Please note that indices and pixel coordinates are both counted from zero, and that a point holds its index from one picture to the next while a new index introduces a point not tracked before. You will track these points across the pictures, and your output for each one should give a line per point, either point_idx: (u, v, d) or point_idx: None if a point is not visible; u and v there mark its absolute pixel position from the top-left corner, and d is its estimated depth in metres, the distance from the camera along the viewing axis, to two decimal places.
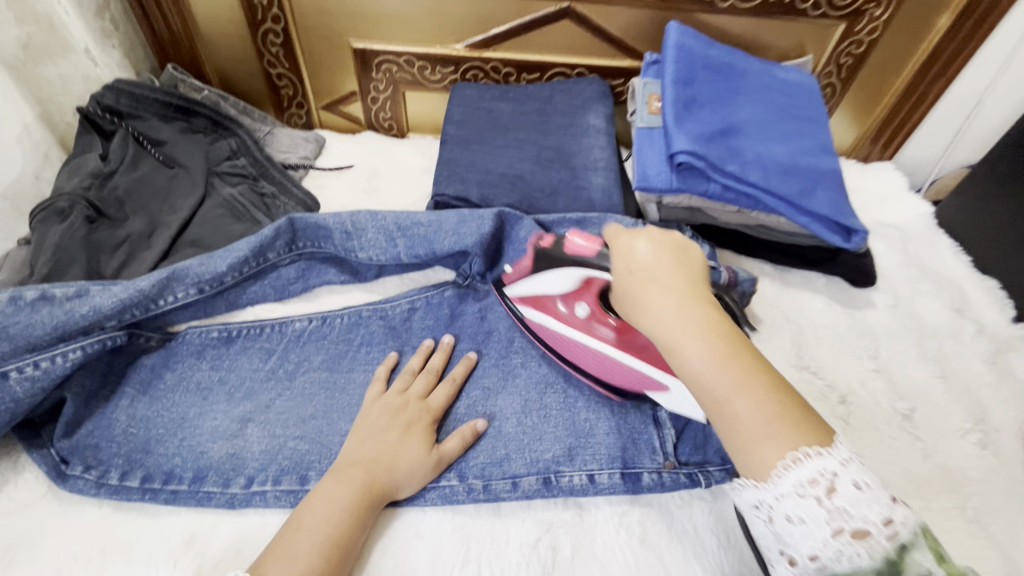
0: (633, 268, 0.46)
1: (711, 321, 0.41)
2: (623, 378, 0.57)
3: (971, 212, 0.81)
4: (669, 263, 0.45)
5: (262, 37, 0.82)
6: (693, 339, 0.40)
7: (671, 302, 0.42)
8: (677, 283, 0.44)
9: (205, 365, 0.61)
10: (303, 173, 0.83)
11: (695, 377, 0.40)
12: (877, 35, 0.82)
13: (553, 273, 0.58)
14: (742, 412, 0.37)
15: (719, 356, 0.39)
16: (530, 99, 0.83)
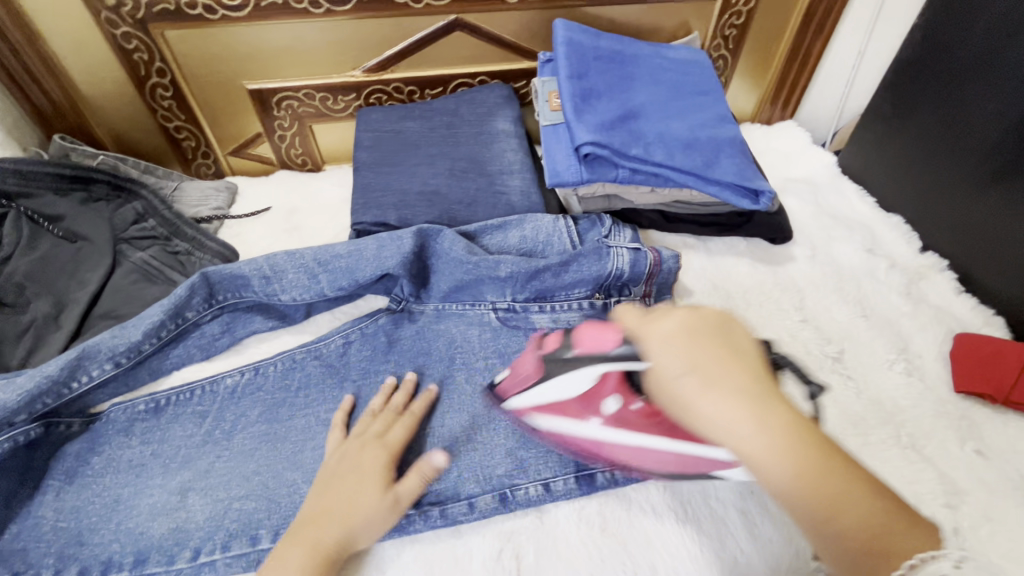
0: (670, 377, 0.40)
1: (798, 428, 0.37)
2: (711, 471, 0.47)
3: (867, 156, 0.86)
4: (710, 363, 0.40)
5: (150, 92, 0.79)
6: (761, 450, 0.37)
7: (747, 418, 0.37)
8: (729, 385, 0.39)
9: (135, 442, 0.58)
10: (218, 225, 0.80)
11: (784, 498, 0.36)
12: (753, 5, 0.86)
13: (574, 375, 0.51)
14: (856, 526, 0.35)
15: (807, 475, 0.36)
16: (436, 114, 0.84)
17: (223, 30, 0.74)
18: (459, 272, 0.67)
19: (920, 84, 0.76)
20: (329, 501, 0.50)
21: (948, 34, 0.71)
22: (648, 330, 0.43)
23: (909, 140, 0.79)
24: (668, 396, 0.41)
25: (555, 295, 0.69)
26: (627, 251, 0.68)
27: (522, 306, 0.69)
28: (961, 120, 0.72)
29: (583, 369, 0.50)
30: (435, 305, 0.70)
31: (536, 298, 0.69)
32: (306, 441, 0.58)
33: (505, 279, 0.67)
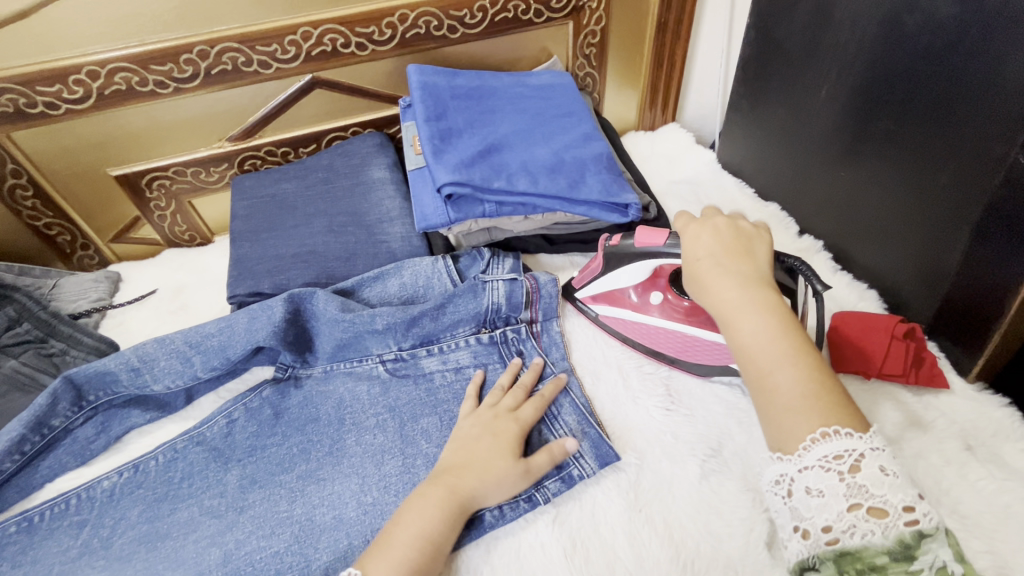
0: (694, 257, 0.51)
1: (772, 308, 0.46)
2: (712, 357, 0.63)
3: (739, 151, 0.89)
4: (739, 255, 0.50)
5: (9, 195, 0.77)
6: (743, 313, 0.46)
7: (738, 285, 0.47)
8: (751, 267, 0.49)
9: (5, 567, 0.55)
10: (98, 317, 0.79)
11: (747, 351, 0.45)
12: (605, 23, 0.88)
13: (625, 269, 0.64)
14: (787, 383, 0.42)
15: (776, 339, 0.44)
16: (311, 171, 0.83)
17: (71, 123, 0.73)
18: (337, 332, 0.66)
19: (767, 78, 0.78)
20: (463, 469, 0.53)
21: (774, 32, 0.74)
22: (688, 228, 0.54)
23: (766, 133, 0.82)
24: (688, 269, 0.51)
25: (443, 337, 0.68)
26: (502, 283, 0.68)
27: (412, 353, 0.68)
28: (801, 110, 0.74)
29: (644, 261, 0.62)
30: (323, 367, 0.68)
31: (425, 342, 0.68)
32: (190, 534, 0.56)
33: (386, 331, 0.66)
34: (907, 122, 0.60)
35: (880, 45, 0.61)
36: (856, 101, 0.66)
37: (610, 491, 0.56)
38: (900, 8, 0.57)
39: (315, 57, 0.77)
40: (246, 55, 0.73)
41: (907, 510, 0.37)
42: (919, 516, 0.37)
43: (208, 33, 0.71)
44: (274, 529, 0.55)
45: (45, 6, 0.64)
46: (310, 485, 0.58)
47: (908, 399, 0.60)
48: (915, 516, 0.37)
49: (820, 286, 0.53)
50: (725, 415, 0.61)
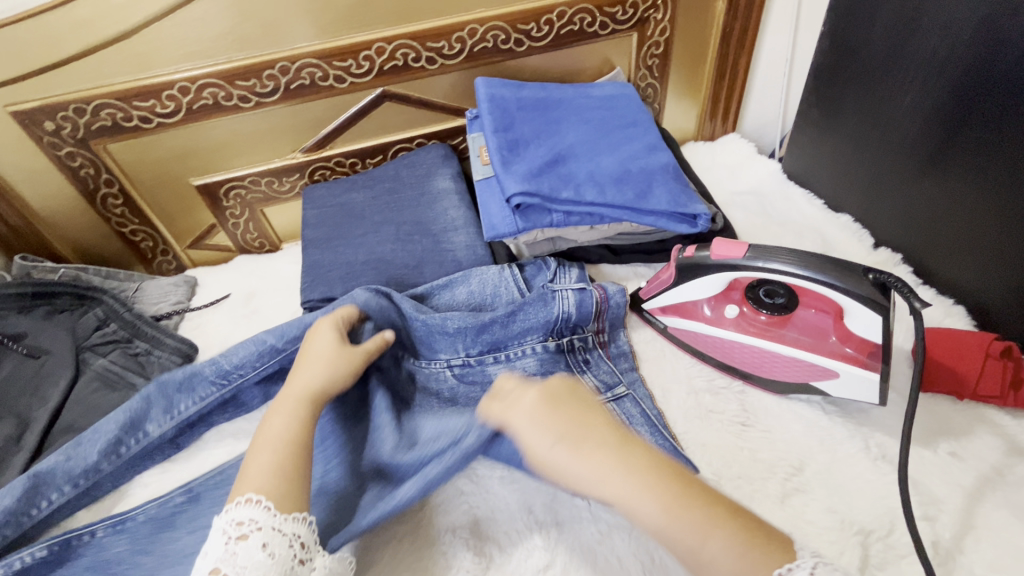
0: (545, 452, 0.44)
1: (656, 468, 0.42)
2: (791, 374, 0.61)
3: (807, 161, 0.87)
4: (567, 423, 0.45)
5: (102, 203, 0.82)
6: (638, 497, 0.40)
7: (614, 469, 0.42)
8: (595, 437, 0.44)
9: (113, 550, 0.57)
10: (178, 319, 0.82)
11: (658, 535, 0.40)
12: (668, 34, 0.88)
13: (700, 281, 0.63)
14: (719, 556, 0.38)
15: (668, 507, 0.40)
16: (378, 182, 0.86)
17: (161, 135, 0.78)
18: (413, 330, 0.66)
19: (841, 85, 0.77)
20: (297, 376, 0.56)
21: (852, 38, 0.73)
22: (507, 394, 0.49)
23: (840, 141, 0.80)
24: (566, 474, 0.43)
25: (512, 342, 0.67)
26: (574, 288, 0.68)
27: (480, 358, 0.66)
28: (881, 119, 0.72)
29: (721, 275, 0.61)
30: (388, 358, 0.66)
31: (495, 346, 0.67)
32: None
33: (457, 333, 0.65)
34: (1005, 129, 0.57)
35: (975, 50, 0.58)
36: (945, 109, 0.63)
37: None
38: (999, 12, 0.55)
39: (386, 71, 0.79)
40: (322, 70, 0.76)
41: None
42: None
43: (289, 49, 0.74)
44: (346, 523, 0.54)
45: (145, 27, 0.69)
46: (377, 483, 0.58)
47: (1006, 422, 0.57)
48: None
49: (919, 304, 0.50)
50: (805, 433, 0.58)
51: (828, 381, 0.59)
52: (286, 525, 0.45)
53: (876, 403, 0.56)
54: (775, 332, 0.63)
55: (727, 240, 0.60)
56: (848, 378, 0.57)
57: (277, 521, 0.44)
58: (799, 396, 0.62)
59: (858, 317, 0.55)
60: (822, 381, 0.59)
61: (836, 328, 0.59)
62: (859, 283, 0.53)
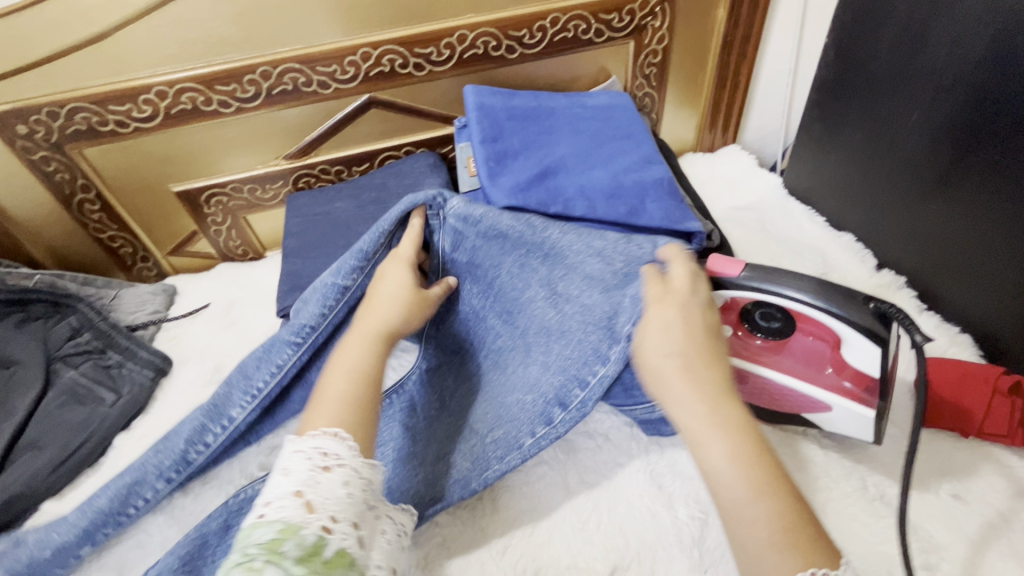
0: (655, 359, 0.45)
1: (743, 425, 0.42)
2: (782, 403, 0.57)
3: (809, 175, 0.84)
4: (695, 344, 0.45)
5: (78, 209, 0.79)
6: (713, 437, 0.41)
7: (700, 405, 0.42)
8: (708, 367, 0.44)
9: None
10: (154, 330, 0.80)
11: (712, 476, 0.41)
12: (667, 42, 0.84)
13: None
14: (758, 516, 0.38)
15: (739, 457, 0.40)
16: (363, 191, 0.83)
17: (139, 140, 0.75)
18: (474, 232, 0.60)
19: (845, 98, 0.73)
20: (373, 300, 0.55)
21: (857, 51, 0.70)
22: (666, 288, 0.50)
23: (843, 159, 0.77)
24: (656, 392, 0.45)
25: (572, 250, 0.56)
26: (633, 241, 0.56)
27: (544, 269, 0.57)
28: (885, 137, 0.69)
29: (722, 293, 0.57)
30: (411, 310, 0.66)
31: (553, 258, 0.57)
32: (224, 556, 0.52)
33: (527, 245, 0.58)
34: (1017, 151, 0.54)
35: (988, 66, 0.55)
36: (951, 129, 0.60)
37: (672, 547, 0.51)
38: (1011, 31, 0.52)
39: (372, 77, 0.76)
40: (306, 75, 0.74)
41: None
42: None
43: (271, 53, 0.71)
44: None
45: (120, 29, 0.66)
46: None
47: (1012, 462, 0.54)
48: None
49: (920, 338, 0.47)
50: (798, 470, 0.55)
51: (820, 414, 0.55)
52: (361, 469, 0.44)
53: (870, 440, 0.54)
54: (768, 356, 0.58)
55: (724, 257, 0.56)
56: (840, 412, 0.54)
57: (360, 463, 0.43)
58: (793, 428, 0.59)
59: (855, 348, 0.52)
60: (812, 413, 0.56)
61: (833, 355, 0.56)
62: (861, 313, 0.50)
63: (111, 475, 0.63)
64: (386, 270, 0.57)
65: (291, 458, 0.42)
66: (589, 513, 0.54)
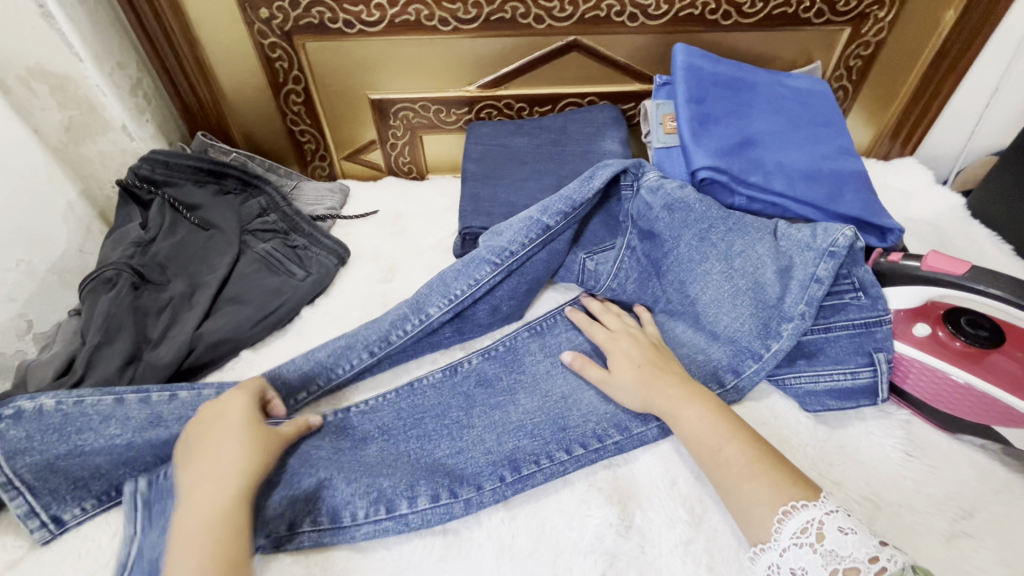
0: (627, 371, 0.58)
1: (699, 392, 0.54)
2: (974, 413, 0.56)
3: (1001, 200, 0.80)
4: (654, 357, 0.58)
5: (284, 97, 0.85)
6: (685, 402, 0.53)
7: (673, 388, 0.55)
8: (671, 367, 0.57)
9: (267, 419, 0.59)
10: (330, 224, 0.85)
11: (693, 433, 0.52)
12: (883, 36, 0.82)
13: (899, 290, 0.59)
14: (732, 456, 0.49)
15: (715, 416, 0.52)
16: (544, 131, 0.85)
17: (357, 44, 0.79)
18: (660, 202, 0.67)
19: None
20: (211, 453, 0.49)
21: None
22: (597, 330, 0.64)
23: None
24: (639, 380, 0.57)
25: (752, 229, 0.64)
26: (803, 226, 0.63)
27: (722, 243, 0.64)
28: None
29: (934, 289, 0.57)
30: (583, 256, 0.71)
31: (734, 232, 0.64)
32: (413, 430, 0.60)
33: (711, 218, 0.65)
34: None
35: None
36: None
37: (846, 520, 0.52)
38: None
39: (586, 20, 0.78)
40: (526, 7, 0.76)
41: (873, 561, 0.41)
42: (882, 560, 0.40)
43: None
44: (503, 434, 0.59)
45: None
46: (531, 397, 0.62)
47: None
48: (880, 563, 0.40)
49: None
50: (978, 479, 0.55)
51: (1019, 431, 0.54)
52: None
53: None
54: (971, 364, 0.57)
55: (944, 255, 0.56)
56: None
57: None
58: (971, 440, 0.58)
59: None
60: (1010, 427, 0.54)
61: None
62: None
63: (298, 341, 0.69)
64: (226, 417, 0.52)
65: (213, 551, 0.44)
66: None
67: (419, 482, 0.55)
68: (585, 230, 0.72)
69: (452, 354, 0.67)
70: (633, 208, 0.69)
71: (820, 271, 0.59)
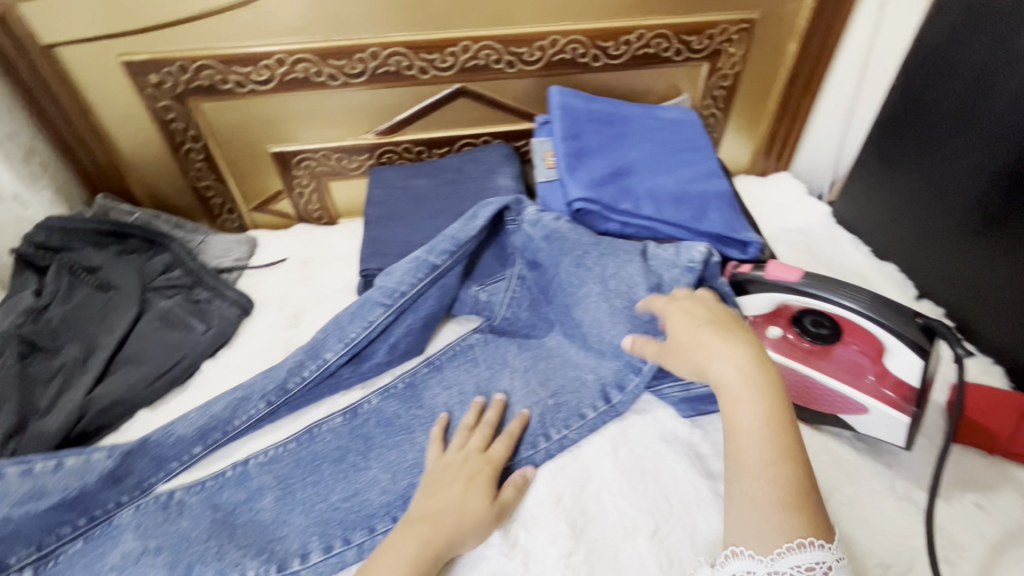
0: (691, 330, 0.56)
1: (774, 388, 0.50)
2: (822, 404, 0.62)
3: (858, 207, 0.89)
4: (729, 332, 0.54)
5: (184, 156, 0.87)
6: (756, 394, 0.49)
7: (756, 367, 0.51)
8: (740, 340, 0.53)
9: (162, 474, 0.59)
10: (236, 275, 0.87)
11: (747, 430, 0.48)
12: (739, 68, 0.90)
13: (748, 298, 0.65)
14: (781, 474, 0.46)
15: (776, 420, 0.48)
16: (442, 171, 0.89)
17: (250, 101, 0.82)
18: (540, 233, 0.72)
19: (903, 141, 0.78)
20: (432, 504, 0.54)
21: (923, 96, 0.75)
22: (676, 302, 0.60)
23: (897, 193, 0.81)
24: (699, 359, 0.54)
25: (621, 252, 0.69)
26: (668, 246, 0.69)
27: (597, 266, 0.69)
28: (938, 185, 0.75)
29: (775, 296, 0.63)
30: (476, 290, 0.75)
31: (606, 256, 0.69)
32: (310, 476, 0.60)
33: (584, 245, 0.70)
34: None
35: None
36: (1004, 175, 0.66)
37: (713, 516, 0.56)
38: None
39: (468, 69, 0.83)
40: (409, 60, 0.81)
41: None
42: None
43: (383, 37, 0.78)
44: (398, 473, 0.60)
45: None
46: (428, 432, 0.64)
47: None
48: None
49: (962, 351, 0.52)
50: (832, 465, 0.59)
51: (857, 415, 0.60)
52: None
53: (900, 445, 0.58)
54: (815, 360, 0.62)
55: (784, 264, 0.63)
56: (878, 416, 0.58)
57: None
58: (829, 429, 0.63)
59: (899, 359, 0.56)
60: (850, 415, 0.60)
61: (874, 364, 0.60)
62: (908, 326, 0.55)
63: (198, 395, 0.69)
64: (477, 471, 0.57)
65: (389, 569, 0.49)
66: (637, 479, 0.59)
67: (311, 530, 0.56)
68: (478, 262, 0.76)
69: (352, 395, 0.69)
70: (517, 242, 0.74)
71: (683, 285, 0.64)
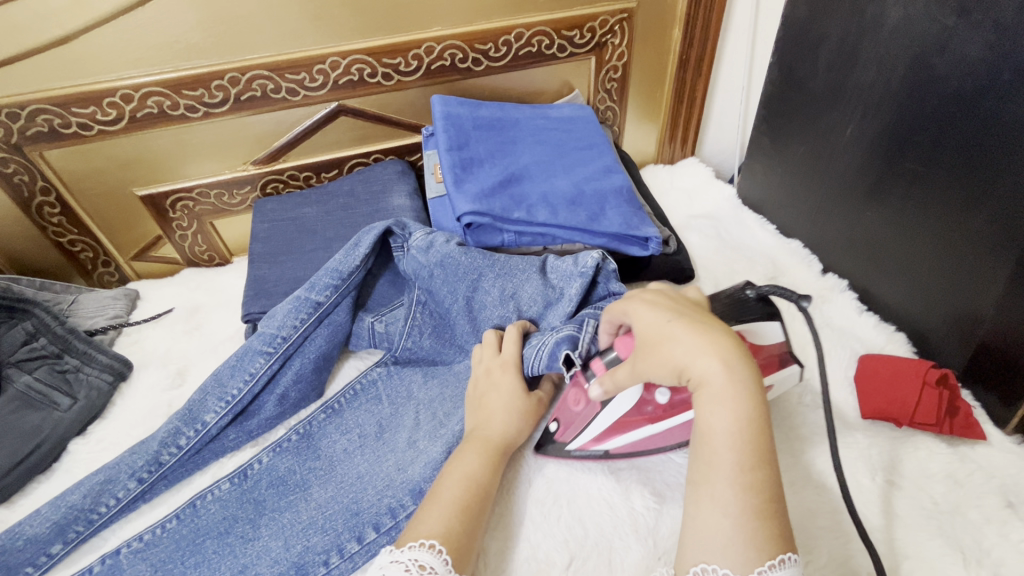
0: (659, 326, 0.46)
1: (751, 386, 0.42)
2: None
3: (760, 187, 0.89)
4: (704, 324, 0.45)
5: (37, 212, 0.78)
6: (734, 396, 0.41)
7: (733, 363, 0.42)
8: (714, 333, 0.44)
9: None
10: (114, 335, 0.78)
11: (719, 437, 0.41)
12: (626, 59, 0.89)
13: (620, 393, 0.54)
14: (758, 482, 0.39)
15: (752, 423, 0.41)
16: (332, 197, 0.84)
17: (102, 144, 0.75)
18: (433, 259, 0.66)
19: (790, 118, 0.79)
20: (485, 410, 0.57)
21: (801, 70, 0.75)
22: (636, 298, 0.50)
23: (790, 170, 0.82)
24: (667, 356, 0.44)
25: (518, 270, 0.65)
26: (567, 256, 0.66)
27: (496, 288, 0.65)
28: (824, 159, 0.75)
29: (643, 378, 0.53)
30: (371, 321, 0.70)
31: (502, 276, 0.65)
32: (191, 558, 0.54)
33: (478, 269, 0.65)
34: (937, 164, 0.60)
35: (907, 90, 0.61)
36: (882, 142, 0.66)
37: (629, 536, 0.53)
38: (924, 52, 0.58)
39: (342, 86, 0.78)
40: (275, 82, 0.75)
41: None
42: None
43: (240, 60, 0.73)
44: (291, 538, 0.55)
45: (87, 33, 0.67)
46: (325, 486, 0.59)
47: (942, 450, 0.58)
48: None
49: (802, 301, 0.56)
50: None
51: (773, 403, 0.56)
52: None
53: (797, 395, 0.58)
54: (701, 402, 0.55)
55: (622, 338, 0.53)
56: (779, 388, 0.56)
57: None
58: None
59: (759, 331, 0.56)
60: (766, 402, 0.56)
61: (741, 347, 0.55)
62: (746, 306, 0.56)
63: (66, 481, 0.62)
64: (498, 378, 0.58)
65: (391, 566, 0.43)
66: (550, 506, 0.55)
67: None
68: (369, 291, 0.71)
69: (241, 455, 0.63)
70: (406, 268, 0.68)
71: (574, 290, 0.62)
